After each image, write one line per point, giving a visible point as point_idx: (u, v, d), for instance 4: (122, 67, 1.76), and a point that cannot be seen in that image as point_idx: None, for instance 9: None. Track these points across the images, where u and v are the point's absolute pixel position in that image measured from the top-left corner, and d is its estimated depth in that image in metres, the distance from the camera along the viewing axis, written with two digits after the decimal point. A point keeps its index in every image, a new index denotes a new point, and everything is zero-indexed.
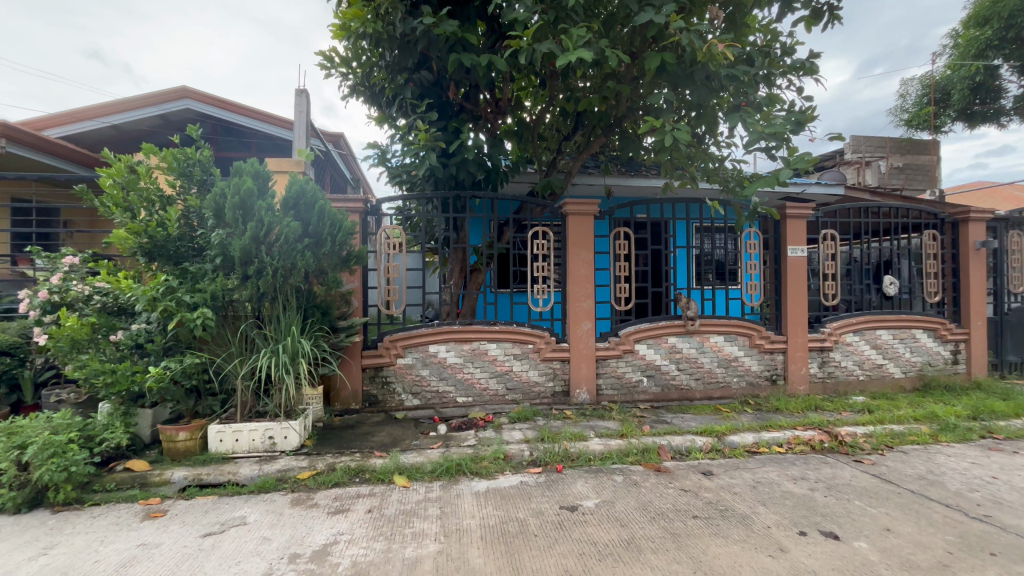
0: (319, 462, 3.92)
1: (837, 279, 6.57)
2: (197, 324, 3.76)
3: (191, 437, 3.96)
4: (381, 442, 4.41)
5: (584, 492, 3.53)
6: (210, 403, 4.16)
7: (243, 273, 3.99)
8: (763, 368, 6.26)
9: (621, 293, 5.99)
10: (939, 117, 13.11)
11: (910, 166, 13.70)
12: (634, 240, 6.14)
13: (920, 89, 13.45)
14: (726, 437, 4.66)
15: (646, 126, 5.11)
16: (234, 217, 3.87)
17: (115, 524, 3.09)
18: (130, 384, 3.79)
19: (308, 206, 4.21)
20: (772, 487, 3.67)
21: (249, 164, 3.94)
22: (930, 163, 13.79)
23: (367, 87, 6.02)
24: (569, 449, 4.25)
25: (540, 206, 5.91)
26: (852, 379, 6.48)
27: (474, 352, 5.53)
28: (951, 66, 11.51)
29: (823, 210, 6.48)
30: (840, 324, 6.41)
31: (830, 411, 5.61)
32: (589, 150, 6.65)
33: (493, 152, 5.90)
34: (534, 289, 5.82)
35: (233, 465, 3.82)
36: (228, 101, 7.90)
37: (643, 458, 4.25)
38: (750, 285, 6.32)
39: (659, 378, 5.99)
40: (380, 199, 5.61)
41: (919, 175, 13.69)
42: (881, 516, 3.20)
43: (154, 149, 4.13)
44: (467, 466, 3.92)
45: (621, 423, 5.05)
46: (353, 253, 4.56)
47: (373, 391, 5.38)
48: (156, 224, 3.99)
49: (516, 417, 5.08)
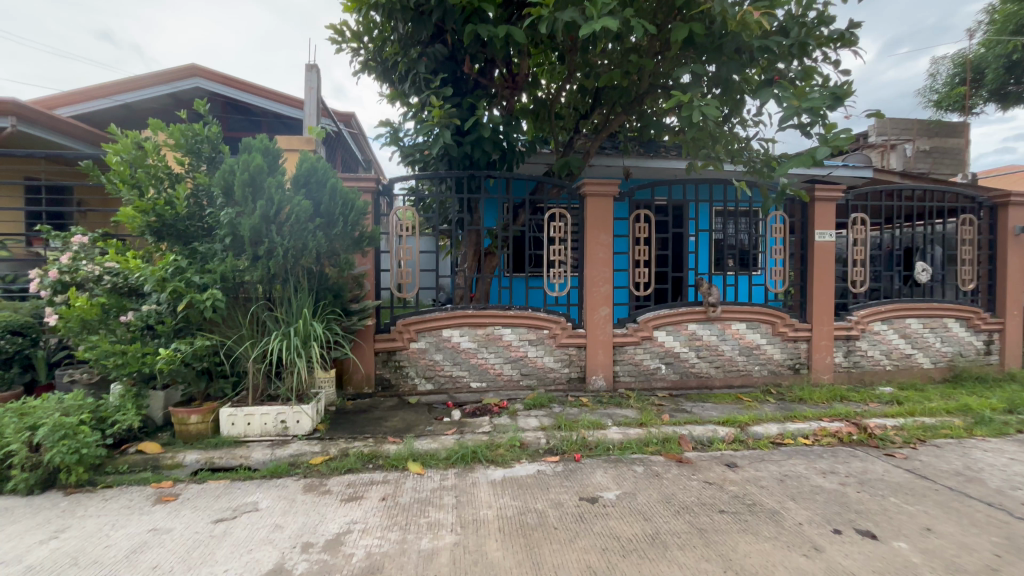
0: (332, 447, 3.85)
1: (866, 265, 6.29)
2: (207, 305, 3.66)
3: (203, 420, 3.90)
4: (394, 427, 4.32)
5: (604, 483, 3.41)
6: (221, 386, 4.08)
7: (253, 253, 3.86)
8: (786, 357, 6.06)
9: (640, 278, 5.79)
10: (971, 98, 12.50)
11: (937, 150, 13.12)
12: (654, 223, 5.93)
13: (951, 68, 12.87)
14: (749, 428, 4.51)
15: (671, 101, 4.75)
16: (244, 194, 3.74)
17: (126, 508, 3.04)
18: (140, 366, 3.72)
19: (319, 185, 4.07)
20: (801, 481, 3.51)
21: (259, 141, 3.81)
22: (959, 146, 13.20)
23: (380, 62, 5.81)
24: (587, 438, 4.12)
25: (557, 186, 5.70)
26: (878, 369, 6.26)
27: (488, 337, 5.41)
28: (986, 44, 10.96)
29: (854, 192, 6.18)
30: (868, 312, 6.17)
31: (857, 402, 5.42)
32: (608, 130, 6.45)
33: (509, 130, 5.68)
34: (550, 273, 5.65)
35: (245, 449, 3.77)
36: (239, 79, 7.77)
37: (663, 449, 4.12)
38: (774, 270, 6.10)
39: (678, 365, 5.83)
40: (392, 179, 5.43)
41: (947, 159, 13.11)
42: (919, 514, 3.05)
43: (161, 124, 4.01)
44: (482, 453, 3.82)
45: (640, 411, 4.91)
46: (365, 234, 4.40)
47: (386, 375, 5.29)
48: (164, 202, 3.87)
49: (532, 404, 4.97)
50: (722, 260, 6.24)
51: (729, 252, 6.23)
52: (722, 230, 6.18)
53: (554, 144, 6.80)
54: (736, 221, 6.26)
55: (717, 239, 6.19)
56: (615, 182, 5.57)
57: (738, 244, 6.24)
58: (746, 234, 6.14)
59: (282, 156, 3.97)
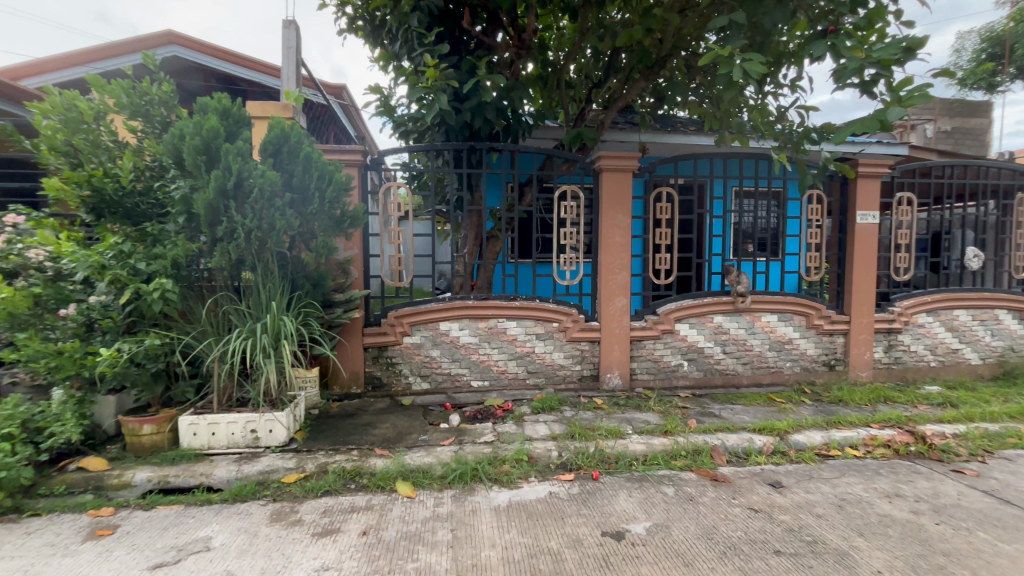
0: (308, 462, 3.31)
1: (912, 250, 5.64)
2: (155, 297, 3.07)
3: (158, 430, 3.34)
4: (383, 436, 3.77)
5: (630, 511, 2.85)
6: (183, 390, 3.51)
7: (212, 235, 3.27)
8: (820, 352, 5.47)
9: (660, 265, 5.17)
10: (996, 75, 11.75)
11: (958, 130, 12.11)
12: (676, 202, 5.29)
13: (977, 43, 12.06)
14: (790, 436, 3.94)
15: (706, 56, 3.84)
16: (197, 164, 3.12)
17: (49, 546, 2.49)
18: (79, 370, 3.14)
19: (291, 155, 3.50)
20: (864, 508, 2.94)
21: (215, 100, 3.19)
22: (980, 127, 12.28)
23: (368, 20, 5.11)
24: (606, 451, 3.57)
25: (568, 160, 5.04)
26: (922, 365, 5.67)
27: (490, 331, 4.82)
28: (1016, 16, 10.25)
29: (902, 167, 5.47)
30: (913, 302, 5.55)
31: (904, 404, 4.84)
32: (625, 98, 5.75)
33: (513, 96, 4.97)
34: (561, 259, 5.03)
35: (207, 465, 3.24)
36: (215, 47, 7.04)
37: (694, 463, 3.57)
38: (810, 256, 5.45)
39: (701, 361, 5.25)
40: (383, 151, 4.74)
41: (968, 139, 12.11)
42: (1021, 557, 2.49)
43: (101, 82, 3.36)
44: (484, 470, 3.27)
45: (663, 415, 4.35)
46: (347, 213, 3.78)
47: (377, 374, 4.72)
48: (104, 173, 3.24)
49: (540, 407, 4.40)
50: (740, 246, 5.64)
51: (756, 237, 5.61)
52: (747, 211, 5.56)
53: (564, 115, 6.14)
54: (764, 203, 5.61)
55: (741, 222, 5.57)
56: (635, 155, 4.91)
57: (768, 228, 5.61)
58: (770, 218, 5.52)
59: (247, 120, 3.36)
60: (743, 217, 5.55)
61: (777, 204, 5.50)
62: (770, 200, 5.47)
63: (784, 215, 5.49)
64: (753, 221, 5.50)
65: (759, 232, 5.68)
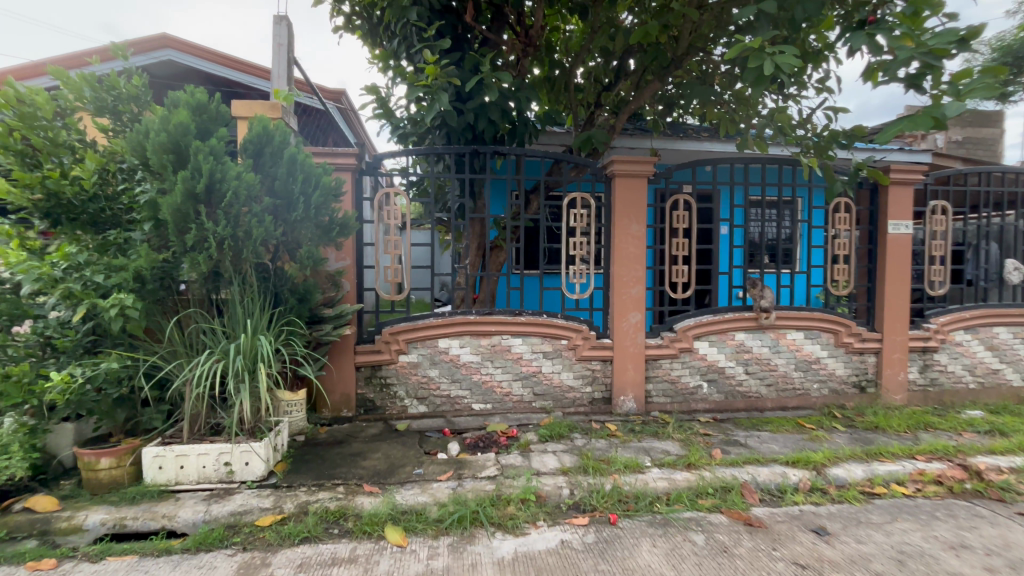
0: (286, 502, 2.92)
1: (948, 262, 5.24)
2: (112, 313, 2.71)
3: (118, 464, 2.96)
4: (373, 468, 3.38)
5: (655, 569, 2.45)
6: (150, 417, 3.13)
7: (181, 244, 2.92)
8: (850, 373, 5.06)
9: (677, 278, 4.79)
10: (1009, 84, 11.32)
11: (971, 141, 11.00)
12: (695, 210, 4.90)
13: (988, 53, 11.68)
14: (828, 470, 3.53)
15: (734, 47, 3.50)
16: (163, 164, 2.78)
17: None
18: (27, 397, 2.75)
19: (275, 156, 3.18)
20: (928, 565, 2.52)
21: (187, 93, 2.85)
22: (995, 137, 10.93)
23: (367, 17, 4.82)
24: (623, 489, 3.17)
25: (579, 165, 4.68)
26: (960, 388, 5.24)
27: (494, 349, 4.44)
28: None
29: (936, 174, 5.10)
30: (950, 319, 5.14)
31: (948, 431, 4.41)
32: (639, 100, 5.42)
33: (520, 97, 4.62)
34: (570, 271, 4.65)
35: (172, 505, 2.85)
36: (217, 53, 6.69)
37: (723, 503, 3.15)
38: (838, 269, 5.06)
39: (722, 383, 4.84)
40: (381, 154, 4.41)
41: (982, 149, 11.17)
42: None
43: (64, 74, 3.03)
44: (485, 513, 2.86)
45: (684, 445, 3.94)
46: (336, 220, 3.43)
47: (370, 396, 4.34)
48: (62, 175, 2.89)
49: (549, 434, 4.00)
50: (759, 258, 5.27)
51: (777, 248, 5.23)
52: (767, 221, 5.20)
53: (572, 119, 5.80)
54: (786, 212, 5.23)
55: (761, 232, 5.21)
56: (650, 159, 4.54)
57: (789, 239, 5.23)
58: (793, 228, 5.15)
59: (224, 117, 3.03)
60: (763, 227, 5.19)
61: (796, 212, 5.15)
62: (794, 208, 5.11)
63: (809, 225, 5.12)
64: (776, 231, 5.13)
65: (780, 243, 5.31)
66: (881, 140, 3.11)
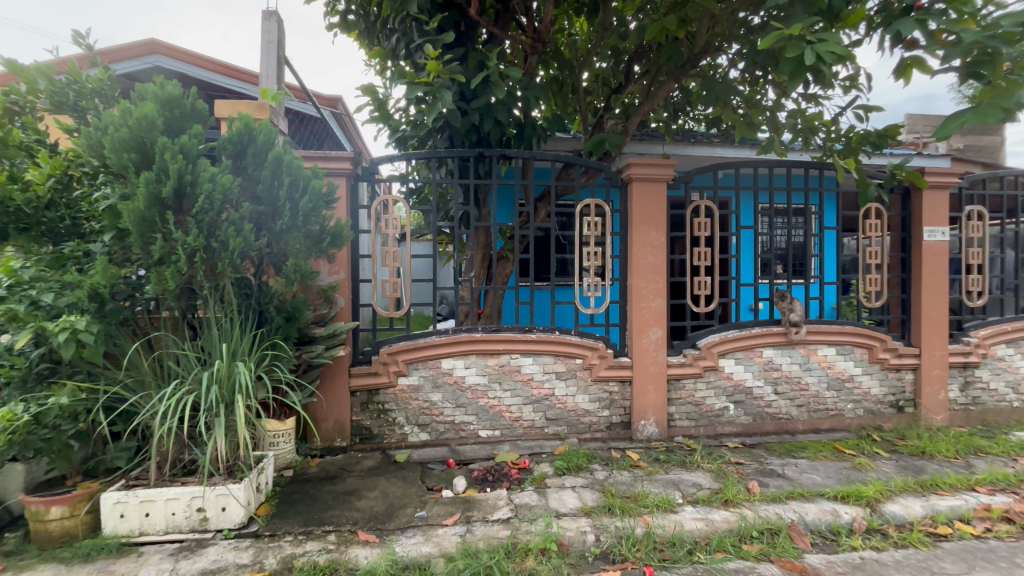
0: (268, 556, 2.50)
1: (986, 271, 4.89)
2: (62, 338, 2.34)
3: (72, 513, 2.55)
4: (370, 511, 2.96)
5: None
6: (114, 457, 2.73)
7: (147, 257, 2.56)
8: (886, 392, 4.67)
9: (699, 290, 4.44)
10: None
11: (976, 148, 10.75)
12: (717, 218, 4.55)
13: None
14: (883, 507, 3.14)
15: (769, 36, 3.19)
16: (124, 165, 2.45)
17: None
18: None
19: (258, 158, 2.83)
20: None
21: (153, 84, 2.50)
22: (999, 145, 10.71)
23: (363, 13, 4.51)
24: (656, 533, 2.77)
25: (592, 169, 4.32)
26: (1003, 406, 4.87)
27: (502, 370, 4.05)
28: None
29: (970, 177, 4.78)
30: (991, 332, 4.78)
31: (1002, 457, 4.02)
32: (653, 102, 5.11)
33: (528, 97, 4.30)
34: (584, 283, 4.26)
35: (133, 563, 2.43)
36: (204, 57, 6.23)
37: (771, 549, 2.75)
38: (869, 280, 4.71)
39: (750, 405, 4.45)
40: (377, 158, 4.05)
41: None
42: None
43: (17, 66, 2.68)
44: (501, 568, 2.45)
45: (717, 476, 3.53)
46: (328, 228, 3.04)
47: (366, 423, 3.93)
48: (9, 179, 2.52)
49: (566, 465, 3.60)
50: (772, 266, 4.74)
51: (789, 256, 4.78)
52: (777, 229, 4.77)
53: (582, 123, 5.48)
54: (792, 223, 4.72)
55: (772, 240, 4.77)
56: (669, 162, 4.19)
57: (791, 249, 4.77)
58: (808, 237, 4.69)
59: (201, 114, 2.69)
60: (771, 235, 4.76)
61: (810, 221, 4.62)
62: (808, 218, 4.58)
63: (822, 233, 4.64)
64: (789, 240, 4.67)
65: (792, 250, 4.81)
66: (942, 132, 2.83)
